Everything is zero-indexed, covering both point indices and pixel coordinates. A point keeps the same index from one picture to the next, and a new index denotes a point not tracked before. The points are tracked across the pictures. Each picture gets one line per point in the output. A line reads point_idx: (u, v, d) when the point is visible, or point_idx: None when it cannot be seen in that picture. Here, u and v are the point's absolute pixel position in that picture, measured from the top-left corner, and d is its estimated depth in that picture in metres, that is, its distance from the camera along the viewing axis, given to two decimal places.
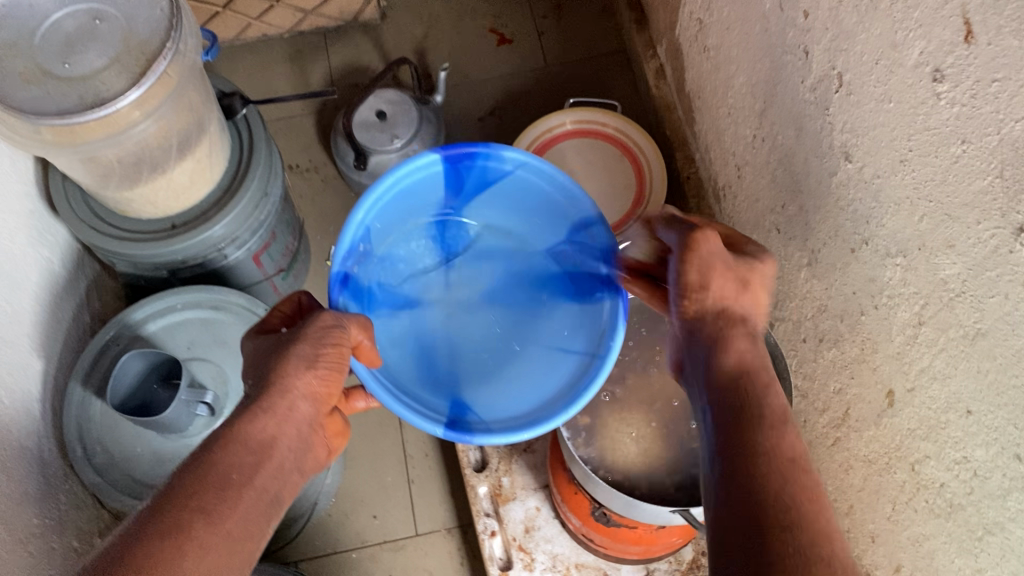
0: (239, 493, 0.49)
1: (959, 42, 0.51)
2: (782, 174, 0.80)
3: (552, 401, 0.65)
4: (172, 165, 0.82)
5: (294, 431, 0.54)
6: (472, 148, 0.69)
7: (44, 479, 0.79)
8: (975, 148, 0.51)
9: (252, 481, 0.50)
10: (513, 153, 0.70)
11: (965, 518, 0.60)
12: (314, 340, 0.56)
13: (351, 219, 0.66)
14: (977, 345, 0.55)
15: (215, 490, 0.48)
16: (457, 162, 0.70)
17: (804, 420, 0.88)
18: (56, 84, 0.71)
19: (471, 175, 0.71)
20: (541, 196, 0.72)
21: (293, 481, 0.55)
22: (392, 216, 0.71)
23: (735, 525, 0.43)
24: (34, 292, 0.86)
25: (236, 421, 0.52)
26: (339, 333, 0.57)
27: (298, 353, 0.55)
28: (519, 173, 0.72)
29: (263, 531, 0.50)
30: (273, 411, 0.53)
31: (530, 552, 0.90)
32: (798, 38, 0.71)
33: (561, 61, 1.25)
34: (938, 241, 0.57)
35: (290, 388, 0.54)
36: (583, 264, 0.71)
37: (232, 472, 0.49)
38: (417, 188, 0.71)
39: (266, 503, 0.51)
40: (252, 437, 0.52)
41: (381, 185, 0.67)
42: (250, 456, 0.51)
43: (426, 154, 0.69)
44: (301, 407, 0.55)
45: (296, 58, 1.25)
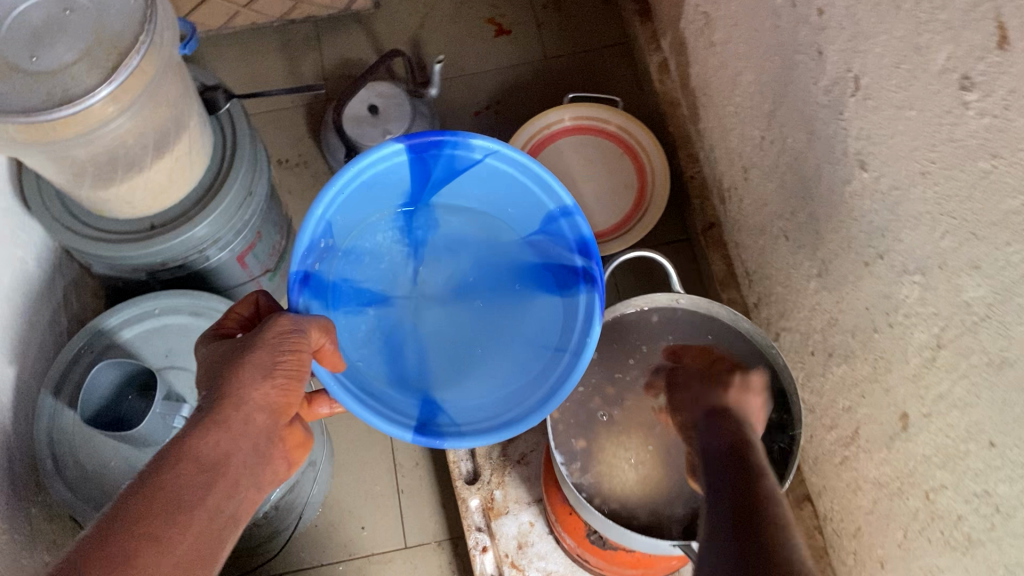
0: (191, 517, 0.45)
1: (991, 48, 0.46)
2: (791, 179, 0.76)
3: (526, 401, 0.62)
4: (149, 163, 0.78)
5: (251, 445, 0.50)
6: (438, 136, 0.63)
7: (14, 494, 0.75)
8: (1007, 163, 0.47)
9: (205, 502, 0.46)
10: (482, 142, 0.64)
11: (985, 555, 0.56)
12: (271, 346, 0.52)
13: (309, 216, 0.61)
14: (1003, 375, 0.51)
15: (165, 515, 0.44)
16: (422, 151, 0.64)
17: (810, 435, 0.84)
18: (23, 79, 0.66)
19: (438, 163, 0.66)
20: (515, 184, 0.67)
21: (251, 499, 0.50)
22: (356, 208, 0.66)
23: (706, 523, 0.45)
24: (6, 295, 0.82)
25: (186, 436, 0.48)
26: (298, 338, 0.53)
27: (254, 361, 0.51)
28: (489, 162, 0.66)
29: (216, 557, 0.47)
30: (227, 424, 0.49)
31: (522, 568, 0.86)
32: (811, 36, 0.67)
33: (561, 53, 1.20)
34: (962, 261, 0.53)
35: (246, 399, 0.50)
36: (559, 257, 0.67)
37: (184, 493, 0.46)
38: (380, 178, 0.65)
39: (220, 526, 0.47)
40: (205, 454, 0.48)
41: (340, 177, 0.62)
42: (201, 475, 0.47)
43: (391, 144, 0.63)
44: (258, 419, 0.51)
45: (287, 48, 1.20)
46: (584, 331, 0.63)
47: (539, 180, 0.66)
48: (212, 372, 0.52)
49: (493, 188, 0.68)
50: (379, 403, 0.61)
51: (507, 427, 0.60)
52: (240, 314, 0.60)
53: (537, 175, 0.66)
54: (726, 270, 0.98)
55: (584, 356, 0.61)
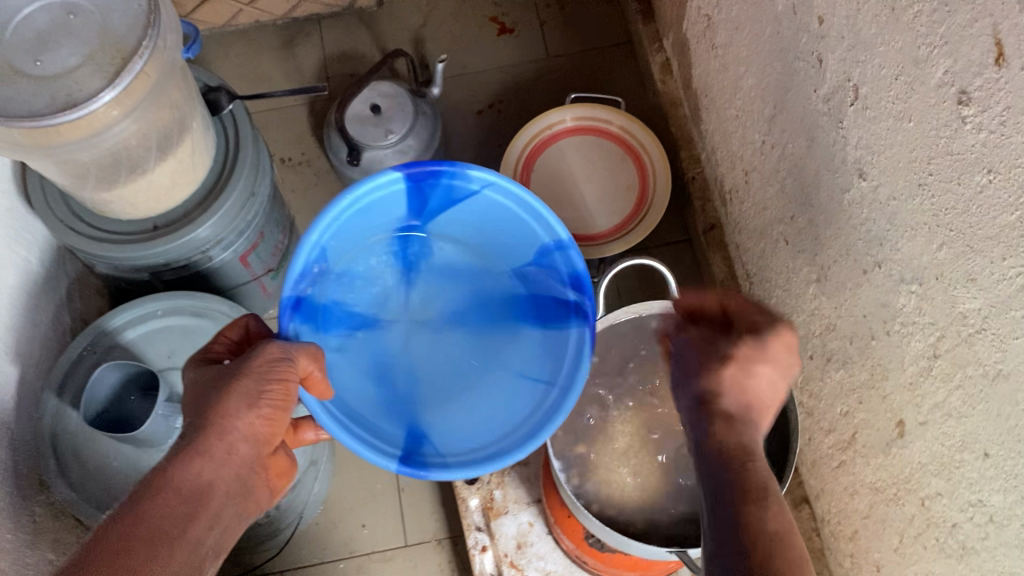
0: (172, 546, 0.47)
1: (989, 64, 0.46)
2: (791, 185, 0.76)
3: (511, 433, 0.64)
4: (152, 165, 0.78)
5: (233, 475, 0.52)
6: (437, 166, 0.66)
7: (19, 492, 0.76)
8: (1003, 179, 0.47)
9: (185, 533, 0.48)
10: (479, 174, 0.67)
11: (978, 563, 0.57)
12: (258, 376, 0.53)
13: (306, 240, 0.64)
14: (998, 387, 0.51)
15: (146, 544, 0.46)
16: (420, 180, 0.67)
17: (808, 438, 0.84)
18: (27, 82, 0.67)
19: (435, 193, 0.69)
20: (509, 217, 0.69)
21: (231, 527, 0.52)
22: (351, 235, 0.68)
23: None
24: (10, 295, 0.83)
25: (168, 467, 0.50)
26: (286, 367, 0.55)
27: (240, 391, 0.53)
28: (486, 194, 0.68)
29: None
30: (210, 455, 0.51)
31: (521, 568, 0.87)
32: (811, 44, 0.67)
33: (563, 52, 1.20)
34: (958, 273, 0.53)
35: (230, 430, 0.52)
36: (550, 289, 0.69)
37: (164, 524, 0.47)
38: (377, 205, 0.68)
39: (200, 556, 0.49)
40: (186, 484, 0.50)
41: (338, 204, 0.65)
42: (182, 505, 0.49)
43: (388, 173, 0.65)
44: (242, 449, 0.53)
45: (290, 46, 1.20)
46: (572, 369, 0.65)
47: (534, 212, 0.68)
48: (198, 399, 0.54)
49: (489, 219, 0.71)
50: (364, 430, 0.63)
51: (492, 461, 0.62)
52: (229, 336, 0.61)
53: (532, 209, 0.68)
54: (727, 272, 0.98)
55: (572, 392, 0.63)
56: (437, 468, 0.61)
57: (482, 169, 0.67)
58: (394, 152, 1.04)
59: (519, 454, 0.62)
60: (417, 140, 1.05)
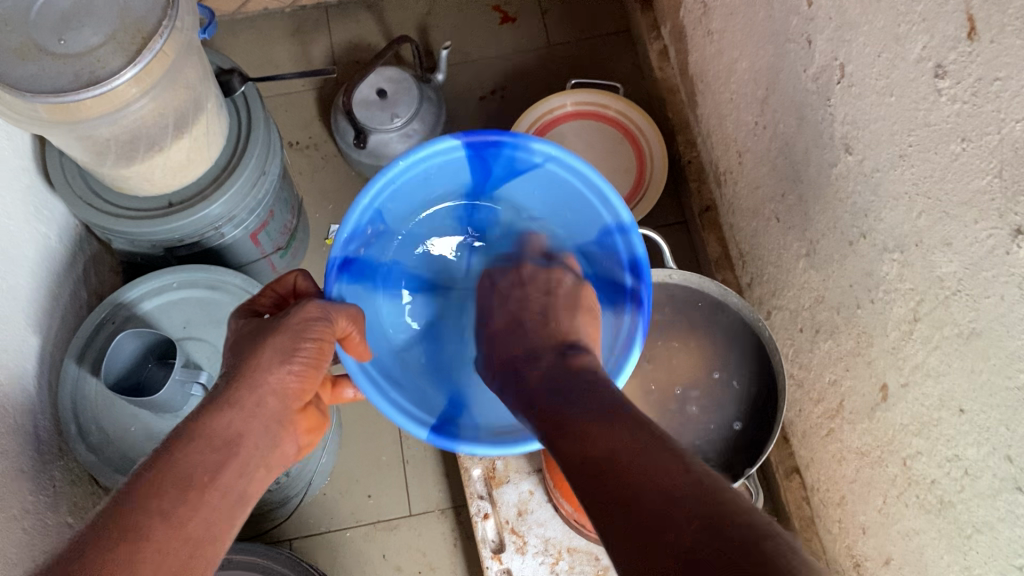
0: (202, 494, 0.50)
1: (962, 38, 0.50)
2: (782, 163, 0.80)
3: None
4: (168, 143, 0.81)
5: (262, 427, 0.55)
6: (499, 138, 0.67)
7: (39, 456, 0.80)
8: (976, 146, 0.50)
9: (216, 480, 0.51)
10: (541, 146, 0.68)
11: (955, 515, 0.60)
12: (294, 333, 0.57)
13: (357, 204, 0.66)
14: (972, 345, 0.54)
15: (177, 490, 0.49)
16: (482, 148, 0.68)
17: (799, 410, 0.87)
18: (51, 61, 0.70)
19: (498, 162, 0.70)
20: (575, 192, 0.71)
21: (258, 479, 0.55)
22: (408, 193, 0.71)
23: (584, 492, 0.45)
24: (31, 269, 0.86)
25: (201, 417, 0.53)
26: (322, 326, 0.58)
27: (275, 345, 0.56)
28: (548, 167, 0.70)
29: (227, 532, 0.51)
30: (241, 405, 0.54)
31: (522, 534, 0.90)
32: (801, 26, 0.70)
33: (565, 40, 1.24)
34: (935, 238, 0.56)
35: (260, 383, 0.55)
36: (609, 271, 0.70)
37: (195, 471, 0.50)
38: (439, 171, 0.71)
39: (230, 503, 0.52)
40: (218, 434, 0.53)
41: (395, 168, 0.67)
42: (214, 453, 0.52)
43: (448, 140, 0.67)
44: (271, 402, 0.55)
45: (297, 33, 1.23)
46: (622, 349, 0.66)
47: (599, 193, 0.68)
48: (236, 349, 0.57)
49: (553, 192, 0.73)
50: (403, 394, 0.67)
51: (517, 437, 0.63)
52: (277, 290, 0.65)
53: (597, 187, 0.68)
54: (721, 252, 1.01)
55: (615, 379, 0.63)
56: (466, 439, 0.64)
57: (545, 141, 0.67)
58: (399, 136, 1.07)
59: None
60: (422, 124, 1.08)
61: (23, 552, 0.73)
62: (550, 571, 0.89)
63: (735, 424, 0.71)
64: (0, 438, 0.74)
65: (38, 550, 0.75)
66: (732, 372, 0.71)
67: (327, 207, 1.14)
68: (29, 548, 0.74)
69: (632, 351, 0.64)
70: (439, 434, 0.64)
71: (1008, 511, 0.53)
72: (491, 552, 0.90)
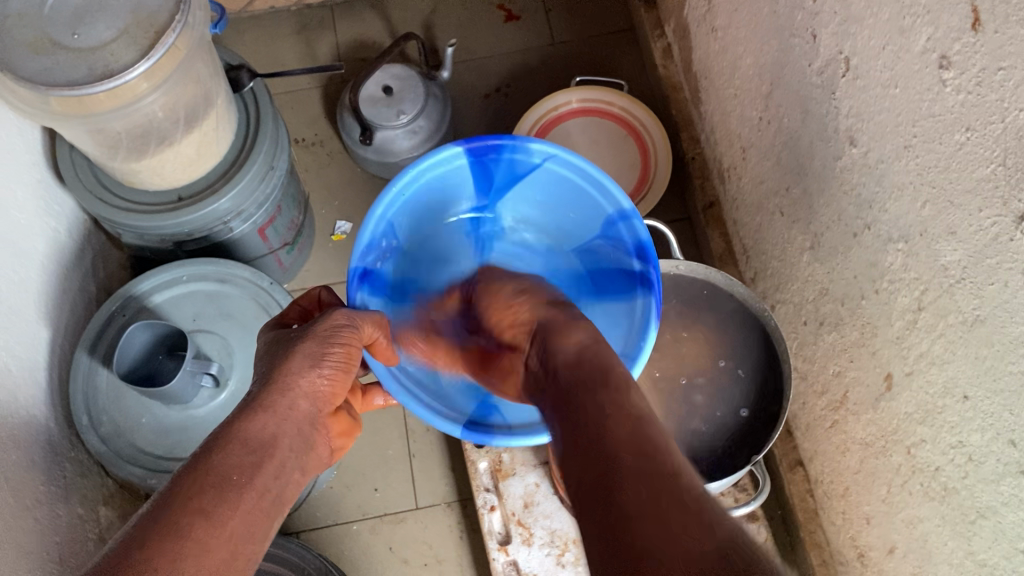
0: (240, 494, 0.50)
1: (967, 29, 0.51)
2: (787, 157, 0.80)
3: None
4: (179, 137, 0.82)
5: (295, 430, 0.55)
6: (497, 140, 0.69)
7: (49, 447, 0.81)
8: (979, 136, 0.51)
9: (252, 481, 0.51)
10: (539, 146, 0.70)
11: (959, 501, 0.61)
12: (322, 338, 0.58)
13: (370, 216, 0.67)
14: (976, 332, 0.55)
15: (215, 492, 0.49)
16: (482, 154, 0.70)
17: (803, 402, 0.88)
18: (65, 54, 0.71)
19: (499, 167, 0.72)
20: (576, 188, 0.72)
21: (294, 482, 0.55)
22: (414, 206, 0.73)
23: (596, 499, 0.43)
24: (42, 262, 0.87)
25: (235, 421, 0.54)
26: (349, 332, 0.59)
27: (304, 350, 0.57)
28: (548, 165, 0.71)
29: (267, 532, 0.51)
30: (274, 409, 0.55)
31: (528, 526, 0.91)
32: (806, 21, 0.71)
33: (569, 39, 1.24)
34: (939, 227, 0.57)
35: (292, 386, 0.56)
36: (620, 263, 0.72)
37: (232, 473, 0.50)
38: (443, 182, 0.73)
39: (267, 504, 0.52)
40: (252, 436, 0.53)
41: (401, 179, 0.69)
42: (249, 456, 0.52)
43: (450, 147, 0.69)
44: (302, 406, 0.56)
45: (303, 31, 1.24)
46: (638, 336, 0.67)
47: (598, 184, 0.71)
48: (269, 357, 0.58)
49: (555, 194, 0.75)
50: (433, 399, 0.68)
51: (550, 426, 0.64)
52: (305, 303, 0.67)
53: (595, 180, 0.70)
54: (725, 247, 1.02)
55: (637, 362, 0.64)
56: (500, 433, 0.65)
57: (542, 140, 0.69)
58: (405, 132, 1.08)
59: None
60: (428, 121, 1.09)
61: (36, 542, 0.74)
62: (556, 563, 0.90)
63: (742, 411, 0.71)
64: (13, 429, 0.75)
65: (51, 540, 0.76)
66: (737, 361, 0.73)
67: (333, 203, 1.15)
68: (42, 538, 0.75)
69: (650, 330, 0.65)
70: (472, 431, 0.65)
71: (1012, 495, 0.54)
72: (497, 543, 0.91)
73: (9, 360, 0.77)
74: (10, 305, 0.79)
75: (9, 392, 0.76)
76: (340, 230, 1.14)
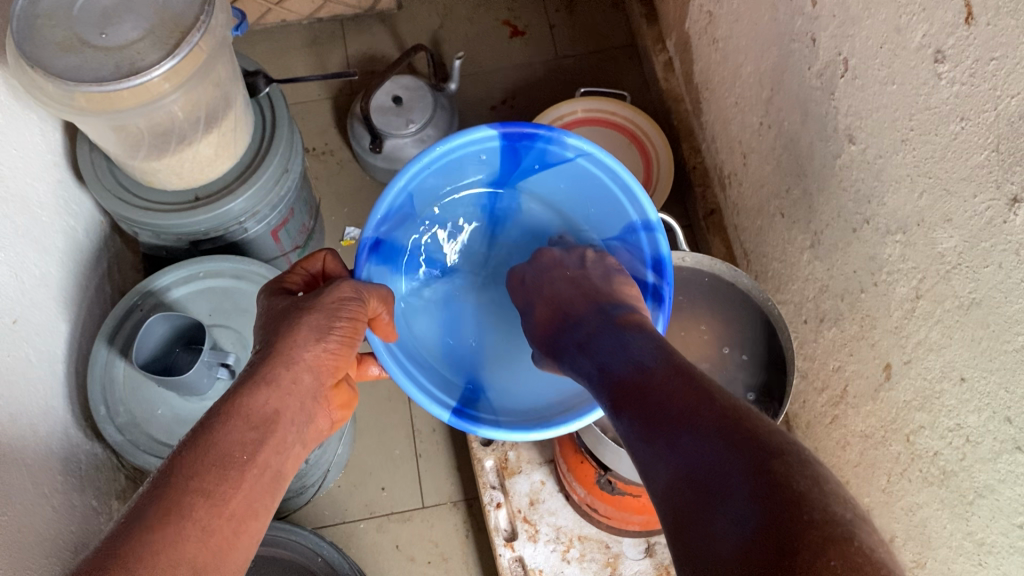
0: (241, 473, 0.51)
1: (960, 24, 0.54)
2: (786, 159, 0.83)
3: (570, 403, 0.68)
4: (198, 138, 0.85)
5: (299, 404, 0.56)
6: (534, 131, 0.71)
7: (66, 438, 0.82)
8: (974, 124, 0.54)
9: (255, 458, 0.52)
10: (575, 142, 0.71)
11: (957, 483, 0.63)
12: (329, 311, 0.59)
13: (392, 186, 0.69)
14: (971, 315, 0.58)
15: (216, 470, 0.50)
16: (516, 140, 0.72)
17: (803, 401, 0.90)
18: (93, 53, 0.73)
19: (530, 153, 0.74)
20: (603, 185, 0.74)
21: (295, 454, 0.56)
22: (433, 177, 0.74)
23: (652, 464, 0.45)
24: (60, 259, 0.89)
25: (237, 394, 0.54)
26: (355, 306, 0.61)
27: (310, 324, 0.58)
28: (580, 161, 0.73)
29: (267, 509, 0.53)
30: (277, 383, 0.55)
31: (534, 523, 0.93)
32: (805, 26, 0.74)
33: (572, 54, 1.29)
34: (937, 215, 0.60)
35: (296, 359, 0.57)
36: (632, 265, 0.74)
37: (233, 451, 0.52)
38: (471, 158, 0.75)
39: (268, 481, 0.53)
40: (254, 412, 0.54)
41: (427, 154, 0.70)
42: (252, 432, 0.53)
43: (485, 130, 0.70)
44: (304, 379, 0.57)
45: (315, 44, 1.28)
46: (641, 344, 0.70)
47: (627, 190, 0.72)
48: (270, 329, 0.59)
49: (581, 186, 0.77)
50: (425, 376, 0.71)
51: (537, 422, 0.67)
52: (307, 269, 0.67)
53: (625, 183, 0.72)
54: (726, 252, 1.05)
55: None
56: (487, 424, 0.67)
57: (579, 137, 0.71)
58: (413, 141, 1.11)
59: (576, 422, 0.64)
60: (435, 130, 1.12)
61: (53, 528, 0.75)
62: (562, 559, 0.91)
63: (750, 396, 0.74)
64: (33, 418, 0.77)
65: (67, 527, 0.77)
66: (740, 347, 0.76)
67: (342, 211, 1.18)
68: (59, 525, 0.76)
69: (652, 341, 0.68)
70: (460, 418, 0.67)
71: (1008, 471, 0.56)
72: (503, 539, 0.92)
73: (30, 352, 0.79)
74: (30, 297, 0.81)
75: (30, 382, 0.78)
76: (349, 235, 1.16)
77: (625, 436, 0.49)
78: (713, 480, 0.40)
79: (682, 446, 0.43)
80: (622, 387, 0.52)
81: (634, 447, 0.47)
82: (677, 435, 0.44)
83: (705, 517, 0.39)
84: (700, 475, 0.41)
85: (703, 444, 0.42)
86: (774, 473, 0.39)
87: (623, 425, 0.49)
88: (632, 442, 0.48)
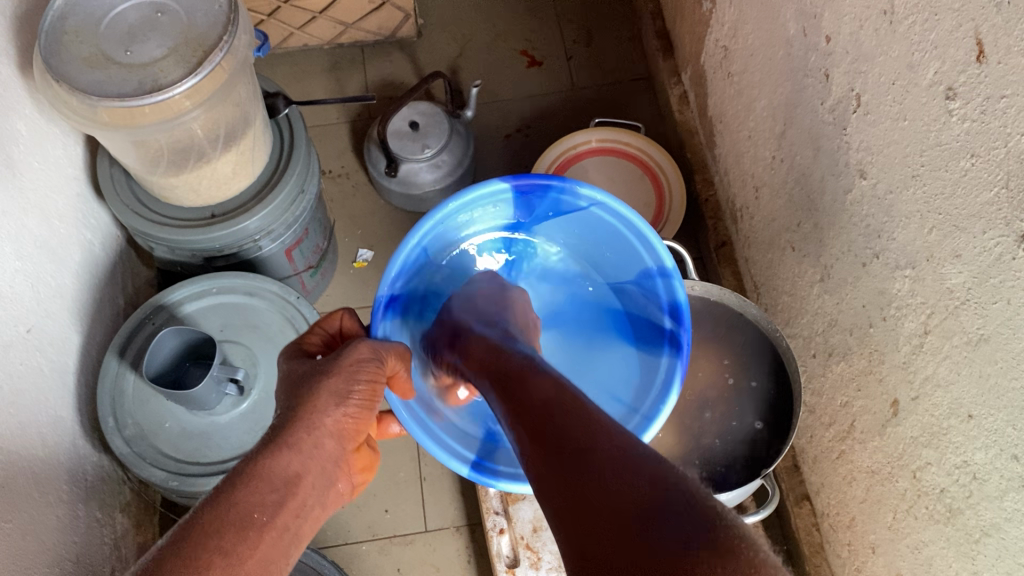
0: (260, 533, 0.51)
1: (971, 62, 0.54)
2: (798, 193, 0.84)
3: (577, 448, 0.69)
4: (217, 155, 0.86)
5: (320, 468, 0.57)
6: (547, 182, 0.72)
7: (75, 449, 0.83)
8: (984, 161, 0.54)
9: (275, 519, 0.52)
10: (587, 192, 0.72)
11: (963, 521, 0.63)
12: (348, 375, 0.59)
13: (405, 244, 0.70)
14: (980, 351, 0.58)
15: (235, 530, 0.50)
16: (529, 190, 0.73)
17: (810, 435, 0.90)
18: (118, 69, 0.75)
19: (543, 202, 0.75)
20: (616, 232, 0.75)
21: (314, 516, 0.56)
22: (446, 228, 0.75)
23: (567, 476, 0.43)
24: (76, 270, 0.90)
25: (260, 457, 0.55)
26: (373, 367, 0.61)
27: (329, 389, 0.58)
28: (593, 210, 0.74)
29: (281, 570, 0.52)
30: (299, 447, 0.56)
31: (537, 550, 0.92)
32: (819, 61, 0.75)
33: (589, 85, 1.30)
34: (945, 251, 0.60)
35: (317, 425, 0.57)
36: (650, 310, 0.75)
37: (254, 511, 0.51)
38: (482, 209, 0.76)
39: (286, 542, 0.53)
40: (277, 473, 0.54)
41: (441, 208, 0.71)
42: (273, 493, 0.53)
43: (499, 184, 0.72)
44: (327, 444, 0.57)
45: (335, 69, 1.30)
46: (657, 396, 0.70)
47: (641, 238, 0.73)
48: (291, 391, 0.59)
49: (595, 232, 0.78)
50: (445, 431, 0.72)
51: None
52: (325, 328, 0.68)
53: (639, 231, 0.72)
54: (736, 285, 1.05)
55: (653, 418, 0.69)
56: (505, 474, 0.67)
57: (591, 185, 0.71)
58: (429, 166, 1.12)
59: None
60: (451, 156, 1.13)
61: (57, 537, 0.75)
62: None
63: (756, 423, 0.79)
64: (42, 427, 0.77)
65: (71, 538, 0.78)
66: (749, 375, 0.80)
67: (356, 233, 1.19)
68: (63, 536, 0.76)
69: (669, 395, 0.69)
70: (480, 471, 0.67)
71: (1014, 509, 0.56)
72: (505, 566, 0.92)
73: (42, 360, 0.80)
74: (46, 307, 0.82)
75: (41, 391, 0.78)
76: (361, 257, 1.18)
77: (530, 452, 0.47)
78: (641, 500, 0.39)
79: (602, 461, 0.43)
80: (529, 399, 0.51)
81: (541, 465, 0.46)
82: (591, 455, 0.43)
83: (621, 545, 0.38)
84: (617, 501, 0.40)
85: (629, 459, 0.42)
86: (711, 510, 0.38)
87: (527, 440, 0.48)
88: (537, 459, 0.46)
